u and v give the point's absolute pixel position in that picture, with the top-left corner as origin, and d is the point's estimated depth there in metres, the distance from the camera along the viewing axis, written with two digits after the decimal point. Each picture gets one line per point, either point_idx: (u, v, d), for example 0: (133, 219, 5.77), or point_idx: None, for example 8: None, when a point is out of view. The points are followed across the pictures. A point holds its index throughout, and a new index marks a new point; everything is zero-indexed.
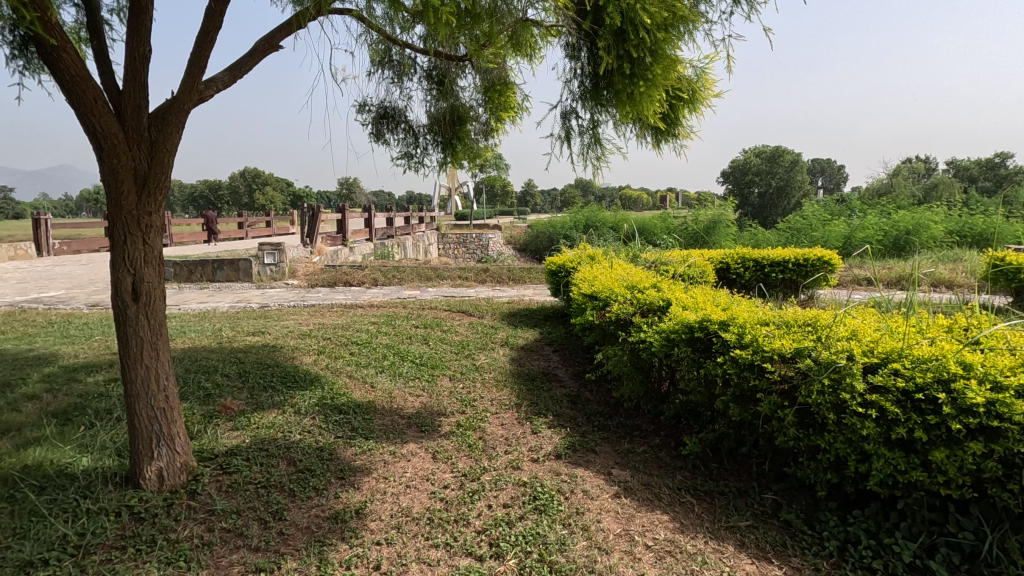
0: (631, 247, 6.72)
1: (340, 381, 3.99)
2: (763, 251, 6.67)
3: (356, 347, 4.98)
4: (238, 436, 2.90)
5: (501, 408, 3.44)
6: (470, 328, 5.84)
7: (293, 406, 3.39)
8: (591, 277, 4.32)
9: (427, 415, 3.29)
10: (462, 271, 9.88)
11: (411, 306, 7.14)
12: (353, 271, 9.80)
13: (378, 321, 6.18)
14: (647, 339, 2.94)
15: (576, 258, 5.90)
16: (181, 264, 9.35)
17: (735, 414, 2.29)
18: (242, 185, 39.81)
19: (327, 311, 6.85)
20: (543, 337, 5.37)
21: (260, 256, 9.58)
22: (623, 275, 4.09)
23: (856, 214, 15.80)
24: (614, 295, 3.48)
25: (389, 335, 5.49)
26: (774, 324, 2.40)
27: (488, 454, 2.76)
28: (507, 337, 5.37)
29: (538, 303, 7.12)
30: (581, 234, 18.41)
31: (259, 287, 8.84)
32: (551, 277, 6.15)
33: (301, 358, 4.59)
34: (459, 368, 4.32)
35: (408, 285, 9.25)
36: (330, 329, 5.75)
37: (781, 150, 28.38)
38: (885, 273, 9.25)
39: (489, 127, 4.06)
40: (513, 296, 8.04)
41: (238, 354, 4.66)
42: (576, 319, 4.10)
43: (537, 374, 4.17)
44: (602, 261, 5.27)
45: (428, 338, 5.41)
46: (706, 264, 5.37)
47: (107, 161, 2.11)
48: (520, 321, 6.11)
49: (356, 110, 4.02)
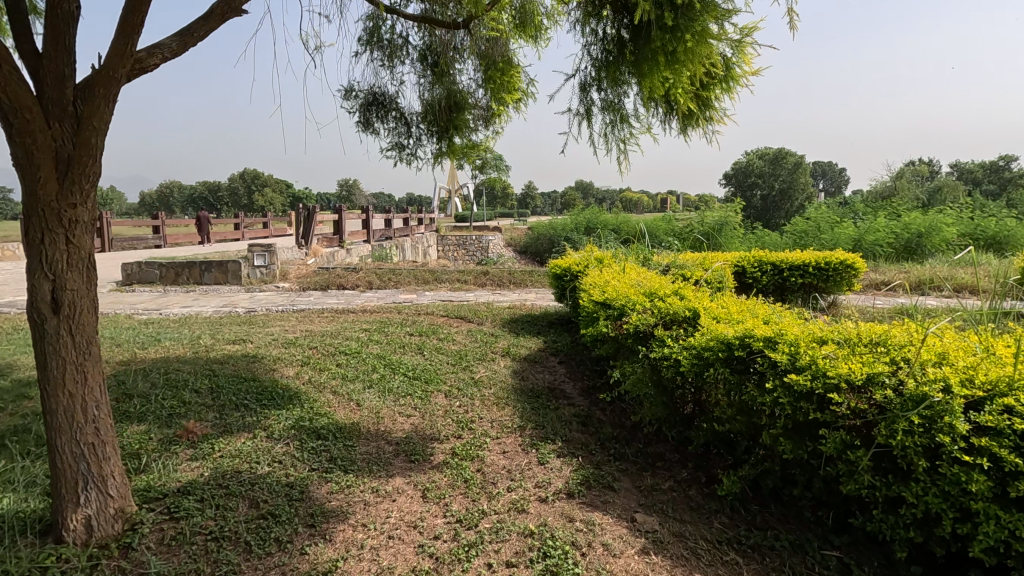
0: (640, 250, 6.30)
1: (322, 398, 3.58)
2: (782, 254, 6.23)
3: (344, 358, 4.58)
4: (196, 469, 2.49)
5: (502, 432, 3.03)
6: (469, 336, 5.42)
7: (265, 430, 2.97)
8: (602, 282, 3.91)
9: (418, 442, 2.88)
10: (461, 273, 9.49)
11: (406, 311, 6.73)
12: (347, 273, 9.40)
13: (370, 328, 5.76)
14: (673, 356, 2.52)
15: (583, 260, 5.48)
16: (167, 266, 8.93)
17: (788, 452, 1.88)
18: (241, 186, 39.47)
19: (317, 317, 6.45)
20: (547, 347, 4.96)
21: (250, 257, 9.18)
22: (639, 280, 3.68)
23: (865, 217, 15.41)
24: (631, 304, 3.07)
25: (381, 344, 5.08)
26: (833, 342, 1.99)
27: (488, 492, 2.35)
28: (509, 346, 4.96)
29: (540, 309, 6.71)
30: (583, 236, 18.01)
31: (248, 290, 8.43)
32: (556, 281, 5.74)
33: (283, 370, 4.18)
34: (456, 383, 3.91)
35: (405, 288, 8.84)
36: (317, 336, 5.34)
37: (785, 152, 28.02)
38: (904, 276, 8.83)
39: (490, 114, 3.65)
40: (514, 300, 7.63)
41: (213, 365, 4.25)
42: (586, 328, 3.69)
43: (542, 390, 3.76)
44: (612, 264, 4.86)
45: (423, 347, 5.00)
46: (724, 269, 4.96)
47: (17, 140, 1.70)
48: (522, 328, 5.69)
49: (342, 95, 3.63)
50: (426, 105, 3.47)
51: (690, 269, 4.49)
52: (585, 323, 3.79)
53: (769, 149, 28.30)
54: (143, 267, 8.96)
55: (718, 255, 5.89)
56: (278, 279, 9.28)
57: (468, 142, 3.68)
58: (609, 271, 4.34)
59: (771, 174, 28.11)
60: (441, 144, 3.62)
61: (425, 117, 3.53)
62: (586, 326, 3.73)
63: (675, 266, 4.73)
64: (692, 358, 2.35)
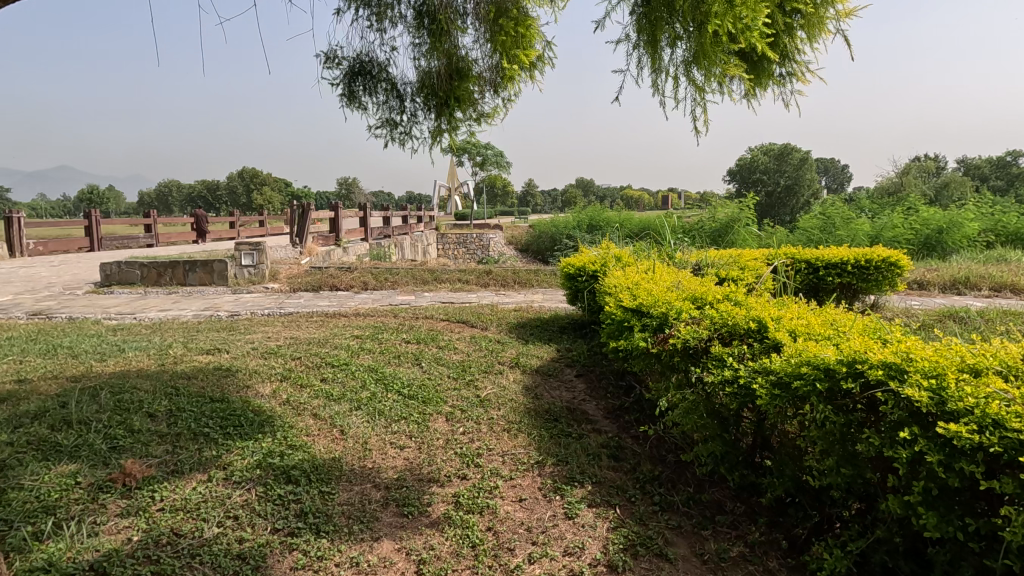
0: (659, 246, 5.72)
1: (300, 423, 3.00)
2: (817, 251, 5.66)
3: (331, 371, 4.01)
4: (124, 531, 1.94)
5: (517, 470, 2.47)
6: (473, 344, 4.85)
7: (223, 470, 2.40)
8: (631, 283, 3.34)
9: (414, 486, 2.31)
10: (462, 273, 8.91)
11: (402, 314, 6.16)
12: (340, 273, 8.82)
13: (363, 334, 5.19)
14: (741, 381, 1.96)
15: (599, 259, 4.91)
16: (149, 265, 8.36)
17: (936, 532, 1.33)
18: (240, 185, 38.99)
19: (305, 321, 5.90)
20: (561, 356, 4.40)
21: (238, 256, 8.61)
22: (676, 281, 3.11)
23: (880, 212, 14.85)
24: (674, 312, 2.51)
25: (374, 353, 4.51)
26: (990, 372, 1.43)
27: (503, 565, 1.80)
28: (518, 356, 4.39)
29: (550, 312, 6.16)
30: (586, 234, 17.47)
31: (234, 292, 7.87)
32: (568, 282, 5.17)
33: (259, 387, 3.61)
34: (460, 403, 3.34)
35: (402, 288, 8.29)
36: (303, 345, 4.77)
37: (791, 147, 27.42)
38: (935, 273, 8.26)
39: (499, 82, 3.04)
40: (519, 302, 7.06)
41: (179, 381, 3.68)
42: (612, 339, 3.13)
43: (561, 411, 3.20)
44: (635, 263, 4.29)
45: (421, 356, 4.43)
46: (761, 267, 4.38)
47: None
48: (531, 335, 5.12)
49: (323, 62, 3.06)
50: (422, 74, 2.91)
51: (726, 268, 3.93)
52: (611, 332, 3.24)
53: (774, 145, 27.70)
54: (122, 267, 8.39)
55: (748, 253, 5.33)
56: (267, 279, 8.71)
57: (474, 119, 3.11)
58: (634, 271, 3.77)
59: (777, 170, 27.56)
60: (440, 121, 3.04)
61: (422, 88, 2.96)
62: (613, 335, 3.18)
63: (708, 265, 4.16)
64: (771, 386, 1.79)
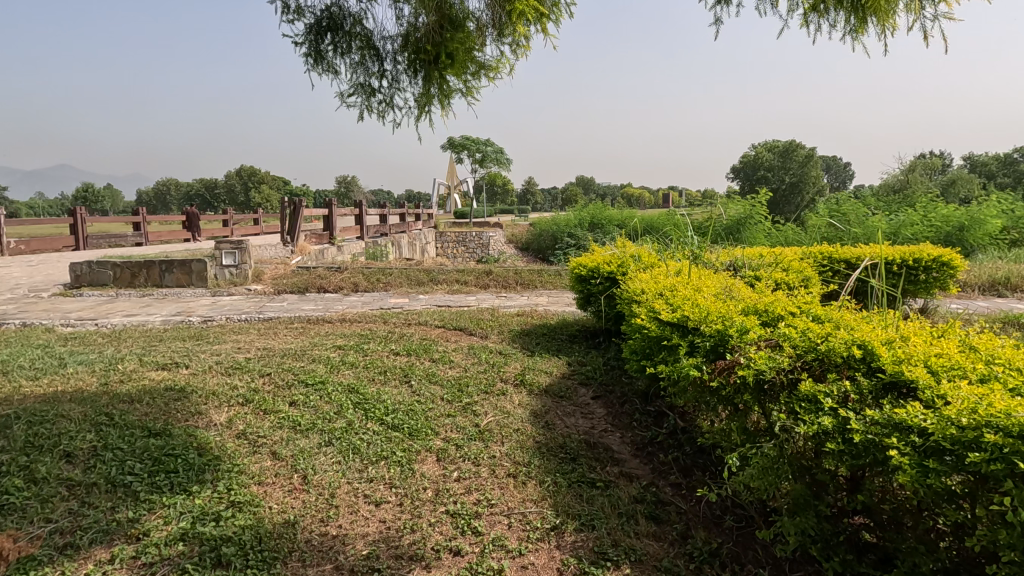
0: (681, 244, 5.12)
1: (253, 466, 2.39)
2: (855, 248, 5.08)
3: (303, 391, 3.39)
4: None
5: (527, 541, 1.88)
6: (471, 356, 4.23)
7: (135, 544, 1.81)
8: (665, 288, 2.75)
9: (388, 570, 1.72)
10: (460, 272, 8.29)
11: (393, 320, 5.54)
12: (329, 273, 8.21)
13: (346, 344, 4.58)
14: (853, 435, 1.38)
15: (614, 259, 4.33)
16: (122, 265, 7.74)
17: None
18: (238, 183, 38.40)
19: (284, 328, 5.29)
20: (573, 372, 3.79)
21: (218, 255, 8.01)
22: (723, 287, 2.53)
23: (894, 209, 14.23)
24: (734, 328, 1.91)
25: (356, 369, 3.88)
26: None
27: None
28: (523, 372, 3.77)
29: (556, 317, 5.55)
30: (590, 233, 16.87)
31: (213, 295, 7.26)
32: (577, 285, 4.58)
33: (213, 414, 3.00)
34: (455, 436, 2.73)
35: (395, 290, 7.68)
36: (275, 358, 4.15)
37: (796, 144, 26.86)
38: (970, 273, 7.64)
39: (503, 30, 2.40)
40: (522, 305, 6.45)
41: (118, 406, 3.07)
42: (644, 358, 2.53)
43: (580, 447, 2.59)
44: (660, 264, 3.71)
45: (410, 372, 3.81)
46: (805, 266, 3.79)
47: None
48: (537, 345, 4.50)
49: (282, 13, 2.42)
50: (407, 26, 2.33)
51: (768, 270, 3.34)
52: (642, 346, 2.63)
53: (779, 141, 27.15)
54: (93, 268, 7.77)
55: (778, 250, 4.74)
56: (251, 280, 8.09)
57: (471, 79, 2.49)
58: (661, 274, 3.17)
59: (782, 166, 27.04)
60: (429, 87, 2.42)
61: (407, 44, 2.37)
62: (645, 350, 2.58)
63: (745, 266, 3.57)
64: (914, 449, 1.21)
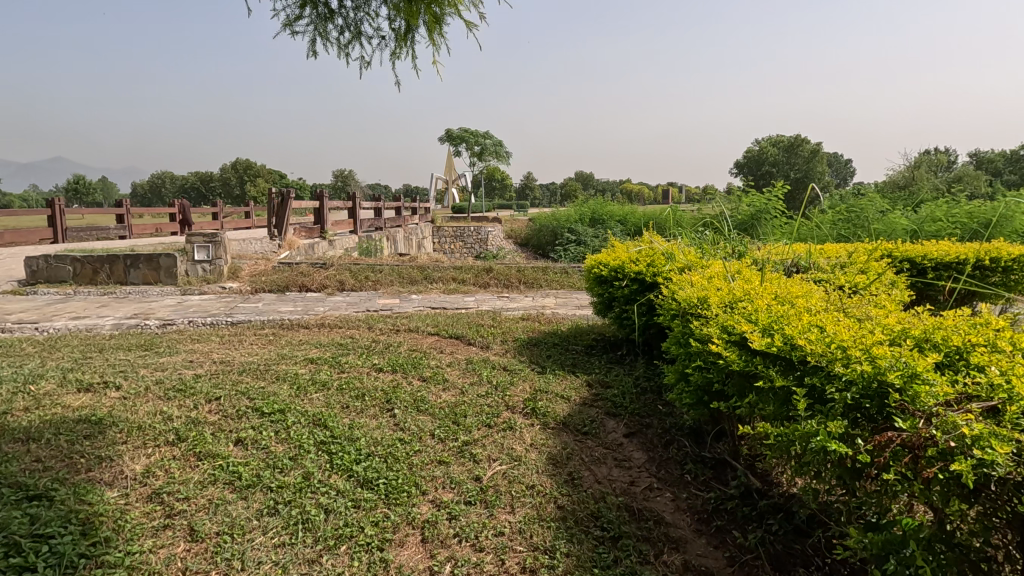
0: (715, 237, 4.39)
1: (156, 556, 1.68)
2: (916, 245, 4.37)
3: (254, 425, 2.65)
4: None
5: None
6: (469, 374, 3.48)
7: None
8: (737, 298, 2.02)
9: None
10: (457, 269, 7.53)
11: (379, 326, 4.80)
12: (313, 270, 7.44)
13: (320, 356, 3.84)
14: None
15: (643, 257, 3.64)
16: (82, 260, 7.00)
17: None
18: (234, 177, 37.56)
19: (252, 335, 4.55)
20: (597, 396, 3.08)
21: (190, 250, 7.25)
22: (830, 300, 1.80)
23: (914, 205, 13.51)
24: (897, 372, 1.18)
25: (327, 391, 3.14)
26: None
27: None
28: (534, 397, 3.04)
29: (567, 323, 4.81)
30: (592, 230, 16.16)
31: (181, 295, 6.51)
32: (597, 286, 3.91)
33: (127, 462, 2.27)
34: (448, 500, 2.02)
35: (385, 290, 6.94)
36: (231, 376, 3.40)
37: (802, 139, 26.19)
38: None
39: None
40: (527, 308, 5.71)
41: (5, 449, 2.34)
42: (722, 398, 1.80)
43: (622, 518, 1.88)
44: (706, 263, 3.00)
45: (394, 396, 3.07)
46: (882, 265, 3.09)
47: None
48: (549, 359, 3.76)
49: None
50: None
51: (848, 273, 2.64)
52: (709, 378, 1.90)
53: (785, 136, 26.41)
54: (48, 263, 6.98)
55: (830, 248, 4.06)
56: (226, 278, 7.32)
57: None
58: (718, 278, 2.44)
59: (788, 162, 26.31)
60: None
61: None
62: (716, 385, 1.84)
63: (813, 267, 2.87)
64: None
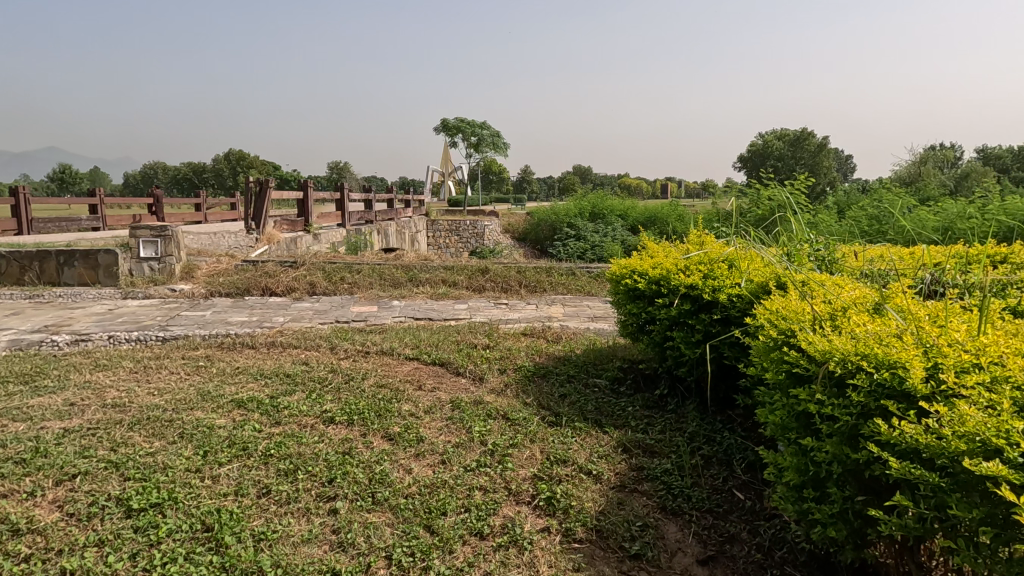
0: (778, 232, 3.39)
1: None
2: None
3: (104, 536, 1.66)
4: None
5: None
6: (455, 429, 2.46)
7: None
8: (970, 372, 1.07)
9: None
10: (447, 270, 6.49)
11: (343, 345, 3.79)
12: (280, 269, 6.40)
13: (251, 395, 2.83)
14: None
15: (696, 264, 2.67)
16: (7, 257, 5.98)
17: None
18: (227, 169, 36.52)
19: (178, 357, 3.55)
20: (641, 470, 2.10)
21: (135, 246, 6.22)
22: None
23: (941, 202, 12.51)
24: None
25: (244, 463, 2.12)
26: None
27: None
28: (548, 472, 2.06)
29: (583, 343, 3.81)
30: (595, 226, 15.19)
31: (119, 299, 5.50)
32: (628, 304, 2.92)
33: None
34: None
35: (362, 294, 5.93)
36: (117, 429, 2.41)
37: (809, 133, 25.26)
38: None
39: None
40: (530, 320, 4.71)
41: None
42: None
43: None
44: (805, 276, 2.04)
45: (340, 470, 2.06)
46: None
47: None
48: (564, 401, 2.77)
49: None
50: None
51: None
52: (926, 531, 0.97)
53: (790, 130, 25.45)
54: None
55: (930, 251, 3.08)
56: (178, 279, 6.27)
57: None
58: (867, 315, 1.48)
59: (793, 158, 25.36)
60: None
61: None
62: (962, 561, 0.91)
63: (963, 285, 1.95)
64: None
